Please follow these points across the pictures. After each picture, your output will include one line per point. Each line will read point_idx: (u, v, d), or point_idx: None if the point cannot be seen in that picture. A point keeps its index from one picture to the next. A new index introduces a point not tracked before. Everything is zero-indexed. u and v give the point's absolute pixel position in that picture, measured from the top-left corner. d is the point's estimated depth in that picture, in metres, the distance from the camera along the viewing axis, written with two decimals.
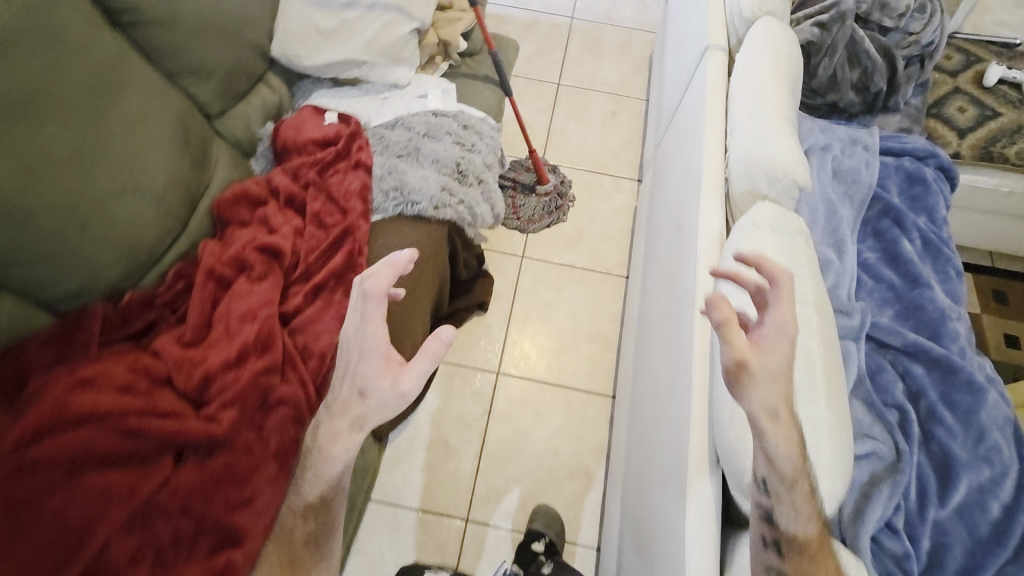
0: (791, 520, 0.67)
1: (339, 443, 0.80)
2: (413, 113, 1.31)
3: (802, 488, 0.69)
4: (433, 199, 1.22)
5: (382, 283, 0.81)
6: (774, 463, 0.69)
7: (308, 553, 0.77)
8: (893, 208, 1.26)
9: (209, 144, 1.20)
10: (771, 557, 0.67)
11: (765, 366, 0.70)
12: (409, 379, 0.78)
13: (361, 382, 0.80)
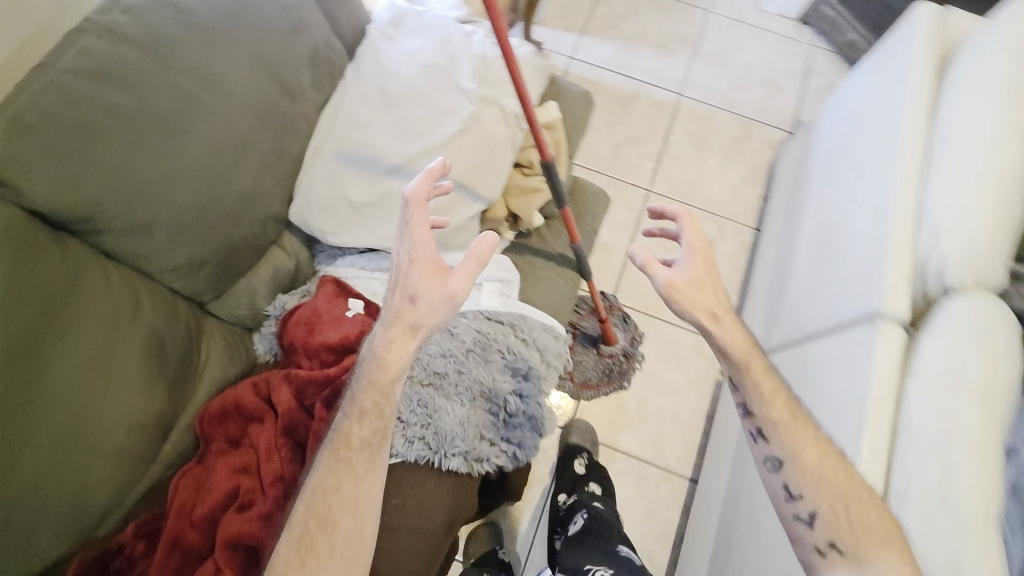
0: (800, 481, 0.77)
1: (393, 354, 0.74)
2: (461, 313, 1.03)
3: (755, 365, 0.84)
4: (469, 453, 0.95)
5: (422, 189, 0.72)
6: (725, 354, 0.84)
7: (361, 458, 0.76)
8: None
9: (196, 344, 0.93)
10: (770, 460, 0.80)
11: (688, 281, 0.85)
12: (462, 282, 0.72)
13: (408, 290, 0.72)
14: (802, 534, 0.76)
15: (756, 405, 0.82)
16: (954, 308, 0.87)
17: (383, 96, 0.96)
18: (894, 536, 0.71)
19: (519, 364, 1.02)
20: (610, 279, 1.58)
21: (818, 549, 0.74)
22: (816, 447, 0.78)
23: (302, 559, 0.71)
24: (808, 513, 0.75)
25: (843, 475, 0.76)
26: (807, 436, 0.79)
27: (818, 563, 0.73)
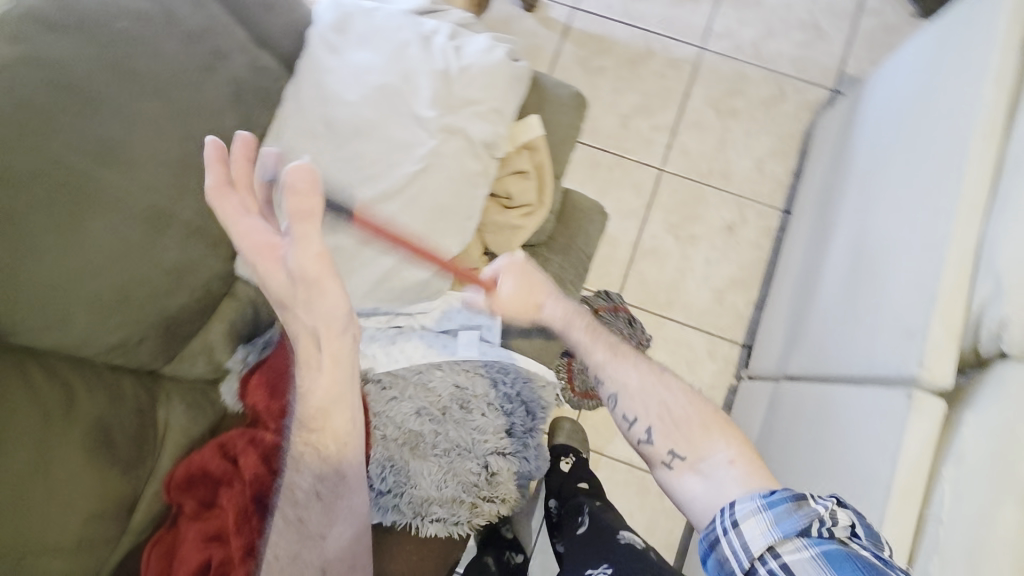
0: (634, 407, 0.78)
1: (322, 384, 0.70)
2: (437, 364, 0.93)
3: (601, 338, 0.84)
4: (449, 518, 0.89)
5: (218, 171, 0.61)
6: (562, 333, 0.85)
7: (316, 509, 0.76)
8: None
9: (149, 416, 0.87)
10: (643, 434, 0.77)
11: (514, 292, 0.84)
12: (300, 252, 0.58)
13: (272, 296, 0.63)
14: (649, 452, 0.77)
15: (591, 354, 0.83)
16: (1008, 379, 0.72)
17: (328, 129, 0.82)
18: (733, 434, 0.74)
19: (502, 420, 0.92)
20: (615, 275, 1.44)
21: (665, 462, 0.75)
22: (635, 368, 0.81)
23: None
24: (670, 454, 0.75)
25: (683, 401, 0.77)
26: (644, 374, 0.80)
27: (670, 477, 0.74)
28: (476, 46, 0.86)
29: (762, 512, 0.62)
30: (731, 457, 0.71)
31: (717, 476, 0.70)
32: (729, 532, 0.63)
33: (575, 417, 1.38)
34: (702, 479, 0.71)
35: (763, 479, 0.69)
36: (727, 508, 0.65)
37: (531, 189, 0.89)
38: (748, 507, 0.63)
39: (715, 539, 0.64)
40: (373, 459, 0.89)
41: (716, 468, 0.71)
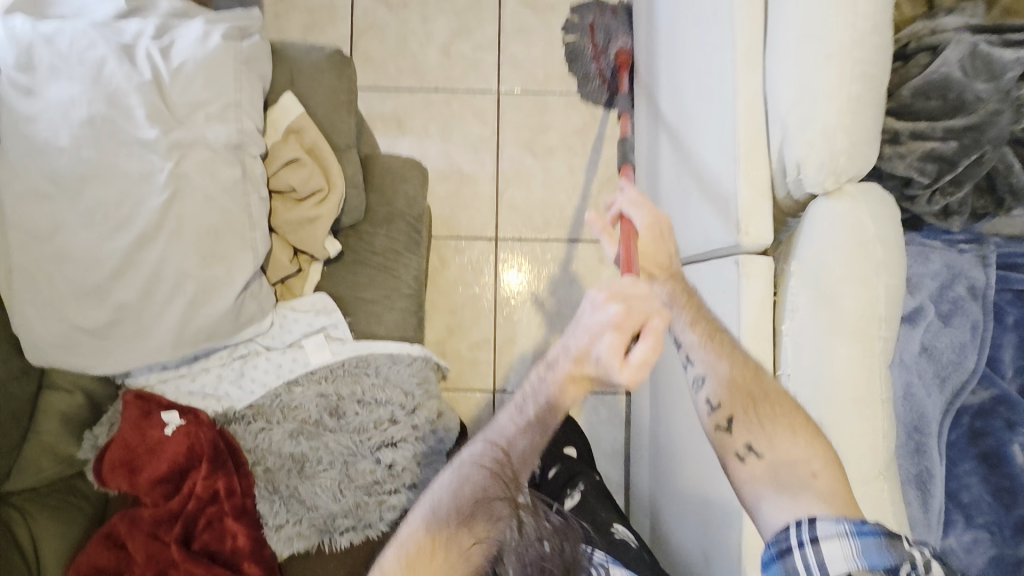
0: (719, 391, 0.67)
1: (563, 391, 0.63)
2: (293, 381, 0.88)
3: (684, 305, 0.74)
4: (360, 522, 0.87)
5: (605, 348, 0.59)
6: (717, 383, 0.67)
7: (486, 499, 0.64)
8: (1008, 401, 0.90)
9: (9, 541, 0.80)
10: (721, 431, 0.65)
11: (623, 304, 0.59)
12: (636, 370, 0.56)
13: (599, 370, 0.59)
14: (719, 443, 0.65)
15: (684, 332, 0.72)
16: (818, 216, 0.71)
17: (56, 185, 0.72)
18: (804, 428, 0.62)
19: (380, 411, 0.89)
20: (487, 214, 1.39)
21: (736, 455, 0.63)
22: (731, 357, 0.69)
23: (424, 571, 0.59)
24: (744, 448, 0.63)
25: (759, 389, 0.65)
26: (742, 366, 0.68)
27: (737, 469, 0.63)
28: (188, 37, 0.77)
29: (848, 538, 0.53)
30: (812, 471, 0.59)
31: (793, 490, 0.58)
32: (805, 547, 0.54)
33: (492, 365, 1.36)
34: (773, 480, 0.60)
35: (843, 507, 0.56)
36: (806, 520, 0.55)
37: (315, 174, 0.81)
38: (831, 530, 0.54)
39: (785, 548, 0.56)
40: (259, 495, 0.86)
41: (792, 476, 0.59)
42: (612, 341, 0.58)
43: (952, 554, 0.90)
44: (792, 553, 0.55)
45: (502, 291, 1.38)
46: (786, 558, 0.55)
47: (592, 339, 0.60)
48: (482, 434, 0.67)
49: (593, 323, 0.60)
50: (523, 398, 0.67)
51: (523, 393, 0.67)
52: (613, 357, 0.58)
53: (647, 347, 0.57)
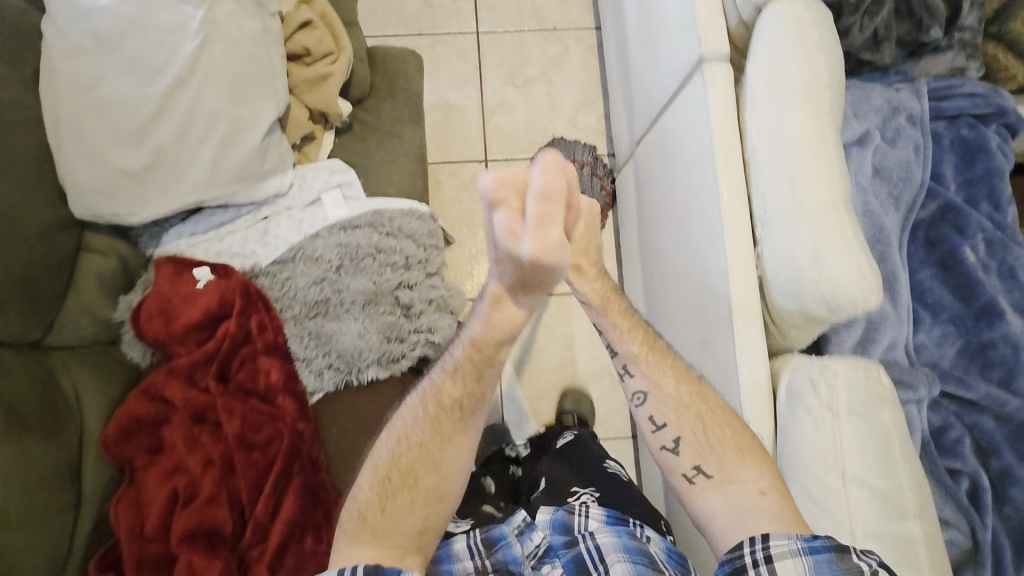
0: (664, 412, 0.78)
1: (497, 315, 0.79)
2: (314, 234, 0.95)
3: (617, 312, 0.85)
4: (381, 359, 0.94)
5: (508, 227, 0.64)
6: (659, 396, 0.79)
7: (434, 442, 0.81)
8: (953, 208, 1.01)
9: (52, 385, 0.85)
10: (667, 445, 0.77)
11: (510, 192, 0.63)
12: (538, 239, 0.62)
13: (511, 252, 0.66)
14: (671, 462, 0.77)
15: (621, 344, 0.84)
16: (769, 18, 0.82)
17: (98, 42, 0.82)
18: (749, 449, 0.72)
19: (394, 257, 0.96)
20: (475, 140, 1.50)
21: (687, 476, 0.75)
22: (675, 374, 0.80)
23: (381, 503, 0.77)
24: (693, 470, 0.74)
25: (704, 408, 0.76)
26: (680, 383, 0.79)
27: (690, 490, 0.75)
28: None
29: (803, 555, 0.60)
30: (760, 489, 0.69)
31: (740, 502, 0.69)
32: (760, 566, 0.61)
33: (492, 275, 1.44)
34: (725, 498, 0.71)
35: (790, 521, 0.66)
36: (759, 539, 0.63)
37: (326, 37, 0.96)
38: (784, 547, 0.61)
39: (740, 565, 0.63)
40: (289, 335, 0.92)
41: (743, 495, 0.70)
42: (512, 221, 0.64)
43: (925, 349, 0.99)
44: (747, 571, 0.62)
45: None
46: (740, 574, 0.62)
47: (496, 226, 0.66)
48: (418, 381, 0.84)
49: (493, 212, 0.65)
50: (457, 344, 0.86)
51: (459, 338, 0.85)
52: (511, 236, 0.64)
53: (539, 203, 0.61)
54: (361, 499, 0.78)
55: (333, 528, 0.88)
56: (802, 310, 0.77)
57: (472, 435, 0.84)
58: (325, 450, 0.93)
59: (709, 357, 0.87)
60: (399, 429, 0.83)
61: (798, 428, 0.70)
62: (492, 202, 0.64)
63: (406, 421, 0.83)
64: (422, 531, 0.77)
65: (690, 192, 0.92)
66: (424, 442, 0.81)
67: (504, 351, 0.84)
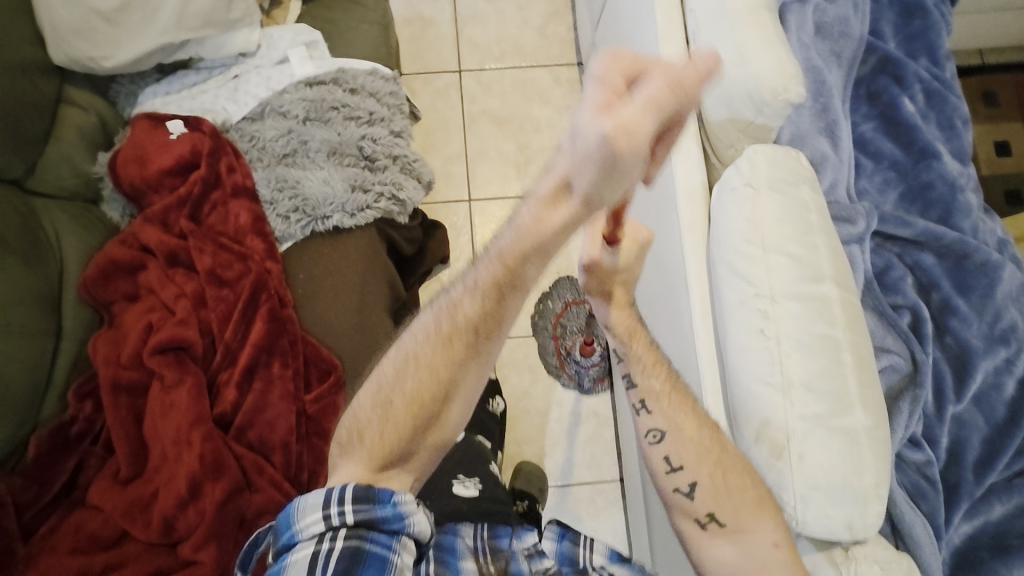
0: (681, 453, 0.70)
1: (533, 220, 0.59)
2: (281, 90, 1.01)
3: (642, 346, 0.79)
4: (347, 205, 0.98)
5: (592, 107, 0.45)
6: (678, 438, 0.71)
7: (447, 370, 0.67)
8: (891, 61, 1.07)
9: (35, 222, 0.90)
10: (681, 486, 0.70)
11: (622, 71, 0.47)
12: (633, 115, 0.44)
13: (580, 130, 0.46)
14: (681, 504, 0.70)
15: (641, 379, 0.77)
16: None
17: None
18: (770, 504, 0.65)
19: (357, 112, 1.02)
20: (449, 52, 1.56)
21: (698, 522, 0.68)
22: (696, 418, 0.72)
23: (382, 430, 0.67)
24: (707, 517, 0.68)
25: (723, 454, 0.69)
26: (703, 428, 0.71)
27: (699, 535, 0.69)
28: None
29: None
30: (774, 541, 0.64)
31: (758, 554, 0.64)
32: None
33: (466, 177, 1.50)
34: (737, 549, 0.65)
35: (802, 574, 0.62)
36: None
37: None
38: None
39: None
40: (258, 180, 0.97)
41: (757, 545, 0.64)
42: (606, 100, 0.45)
43: (868, 194, 1.05)
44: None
45: (471, 114, 1.54)
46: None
47: (581, 102, 0.47)
48: (434, 297, 0.69)
49: (588, 83, 0.47)
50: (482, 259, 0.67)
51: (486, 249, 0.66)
52: (600, 104, 0.45)
53: (660, 87, 0.45)
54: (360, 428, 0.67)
55: (299, 355, 0.91)
56: (734, 119, 0.82)
57: (485, 362, 0.69)
58: (293, 292, 0.97)
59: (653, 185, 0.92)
60: (406, 346, 0.69)
61: (725, 210, 0.74)
62: (589, 78, 0.49)
63: (416, 336, 0.69)
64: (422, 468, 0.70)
65: (635, 38, 0.97)
66: (438, 369, 0.67)
67: (535, 272, 0.64)
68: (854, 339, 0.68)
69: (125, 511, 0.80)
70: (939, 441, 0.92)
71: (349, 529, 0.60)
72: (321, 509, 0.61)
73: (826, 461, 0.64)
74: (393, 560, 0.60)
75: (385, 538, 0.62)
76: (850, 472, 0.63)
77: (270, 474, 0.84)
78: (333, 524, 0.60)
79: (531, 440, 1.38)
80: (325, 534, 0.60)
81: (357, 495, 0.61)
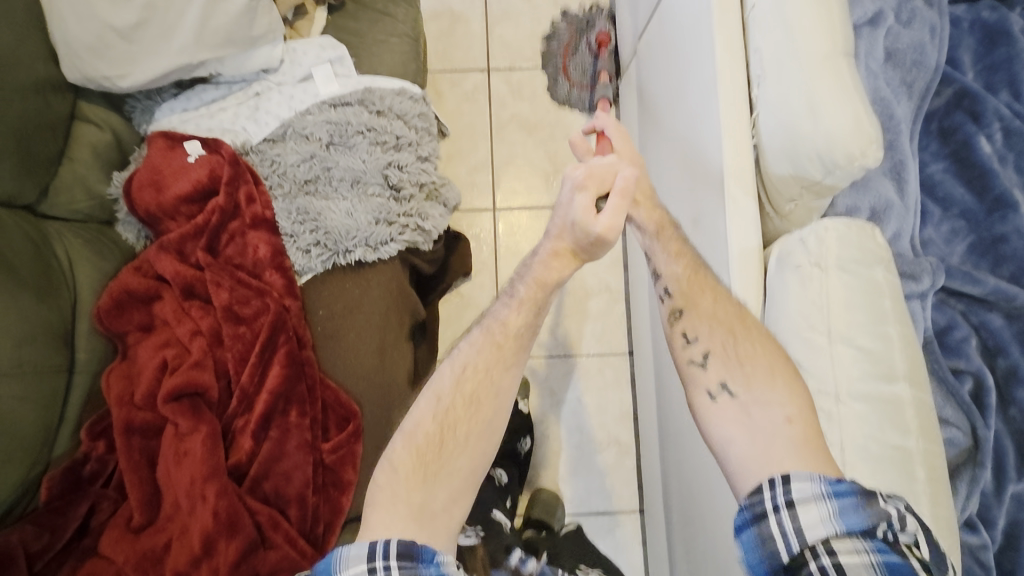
0: (697, 326, 0.68)
1: (551, 271, 0.74)
2: (305, 111, 0.94)
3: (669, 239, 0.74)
4: (371, 239, 0.92)
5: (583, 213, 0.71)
6: (693, 321, 0.68)
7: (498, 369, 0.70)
8: (970, 93, 0.98)
9: (47, 250, 0.85)
10: (694, 357, 0.67)
11: (592, 181, 0.71)
12: (609, 220, 0.70)
13: (574, 226, 0.71)
14: (696, 377, 0.67)
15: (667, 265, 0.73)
16: None
17: None
18: (783, 372, 0.62)
19: (383, 137, 0.95)
20: (477, 49, 1.47)
21: (709, 393, 0.65)
22: (714, 294, 0.68)
23: (441, 433, 0.66)
24: (718, 386, 0.64)
25: (739, 324, 0.66)
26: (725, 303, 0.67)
27: (707, 407, 0.65)
28: None
29: (827, 501, 0.54)
30: (786, 416, 0.60)
31: (761, 427, 0.60)
32: (781, 511, 0.55)
33: (492, 187, 1.43)
34: (743, 421, 0.61)
35: (814, 455, 0.57)
36: (781, 481, 0.56)
37: None
38: (808, 491, 0.54)
39: (761, 511, 0.56)
40: (278, 209, 0.92)
41: (765, 420, 0.60)
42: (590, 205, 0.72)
43: (933, 244, 0.97)
44: (768, 517, 0.55)
45: (498, 118, 1.46)
46: (762, 521, 0.56)
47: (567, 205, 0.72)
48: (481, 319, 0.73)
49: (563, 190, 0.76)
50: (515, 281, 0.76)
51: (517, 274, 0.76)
52: (587, 215, 0.71)
53: (616, 196, 0.71)
54: (417, 434, 0.67)
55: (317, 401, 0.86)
56: (798, 176, 0.75)
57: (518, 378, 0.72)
58: (312, 330, 0.92)
59: (698, 231, 0.85)
60: (463, 357, 0.71)
61: (785, 287, 0.66)
62: (576, 182, 0.72)
63: (469, 350, 0.71)
64: (475, 468, 0.67)
65: (687, 63, 0.89)
66: (481, 374, 0.69)
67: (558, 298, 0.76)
68: (928, 449, 0.60)
69: (137, 564, 0.78)
70: (996, 523, 0.86)
71: None
72: (366, 560, 0.59)
73: None
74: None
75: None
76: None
77: (286, 529, 0.81)
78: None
79: (549, 466, 1.34)
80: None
81: (400, 550, 0.58)
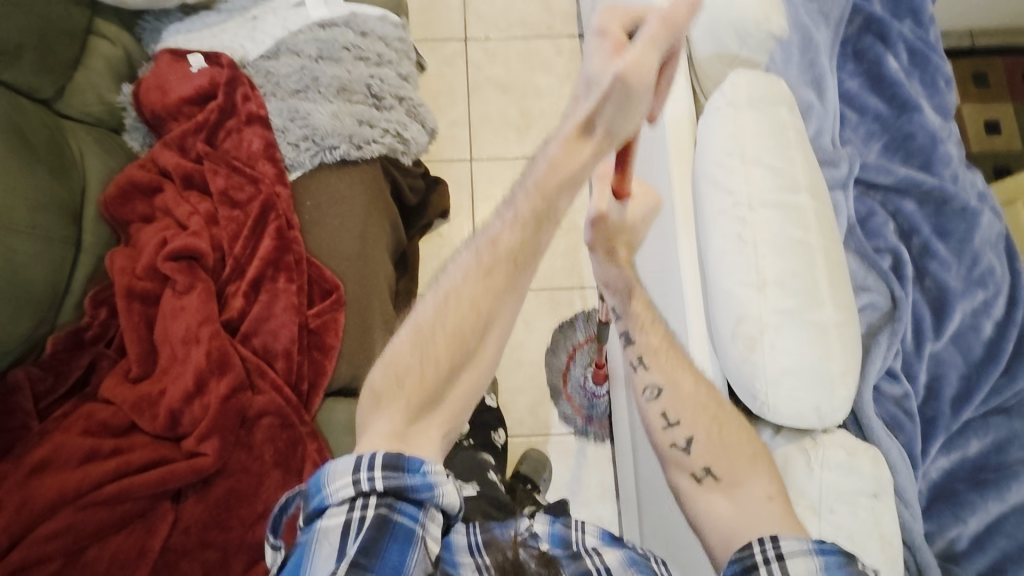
0: (677, 408, 0.72)
1: (562, 157, 0.64)
2: (296, 31, 1.07)
3: (639, 309, 0.82)
4: (354, 137, 1.03)
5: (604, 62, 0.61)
6: (671, 400, 0.72)
7: (486, 297, 0.62)
8: (876, 21, 1.12)
9: (61, 138, 0.94)
10: (676, 441, 0.70)
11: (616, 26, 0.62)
12: (639, 52, 0.58)
13: (593, 76, 0.62)
14: (679, 462, 0.69)
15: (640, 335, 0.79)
16: None
17: None
18: (762, 459, 0.67)
19: (366, 54, 1.09)
20: (457, 21, 1.63)
21: (694, 477, 0.68)
22: (692, 376, 0.75)
23: (421, 372, 0.59)
24: (703, 471, 0.67)
25: (718, 413, 0.71)
26: (699, 381, 0.74)
27: (693, 490, 0.67)
28: None
29: (812, 555, 0.53)
30: (767, 493, 0.63)
31: (750, 502, 0.63)
32: (771, 564, 0.54)
33: (469, 138, 1.56)
34: (731, 501, 0.64)
35: (796, 524, 0.60)
36: (769, 538, 0.55)
37: None
38: (795, 546, 0.54)
39: (750, 564, 0.54)
40: (272, 111, 1.03)
41: (752, 499, 0.63)
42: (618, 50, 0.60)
43: (852, 143, 1.10)
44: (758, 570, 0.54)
45: (474, 79, 1.60)
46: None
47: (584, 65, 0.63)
48: (475, 234, 0.67)
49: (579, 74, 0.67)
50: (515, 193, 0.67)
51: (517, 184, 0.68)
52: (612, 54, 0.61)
53: (659, 24, 0.59)
54: (399, 364, 0.60)
55: (304, 270, 0.96)
56: (720, 52, 0.88)
57: (521, 298, 0.65)
58: (299, 218, 1.01)
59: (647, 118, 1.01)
60: (449, 282, 0.63)
61: (709, 128, 0.82)
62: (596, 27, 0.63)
63: (455, 276, 0.64)
64: (456, 408, 0.61)
65: None
66: (478, 303, 0.62)
67: (566, 205, 0.66)
68: (825, 244, 0.78)
69: (134, 405, 0.85)
70: (917, 377, 0.96)
71: (379, 495, 0.51)
72: (350, 472, 0.52)
73: (793, 350, 0.73)
74: (420, 532, 0.52)
75: (413, 508, 0.53)
76: (817, 361, 0.73)
77: (272, 377, 0.90)
78: (363, 490, 0.51)
79: (522, 391, 1.36)
80: (357, 499, 0.51)
81: (386, 460, 0.52)
